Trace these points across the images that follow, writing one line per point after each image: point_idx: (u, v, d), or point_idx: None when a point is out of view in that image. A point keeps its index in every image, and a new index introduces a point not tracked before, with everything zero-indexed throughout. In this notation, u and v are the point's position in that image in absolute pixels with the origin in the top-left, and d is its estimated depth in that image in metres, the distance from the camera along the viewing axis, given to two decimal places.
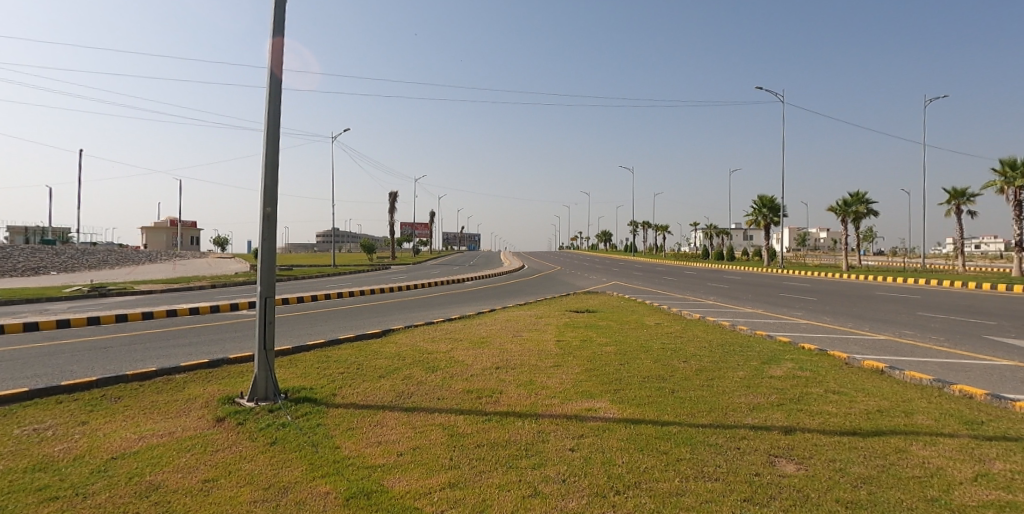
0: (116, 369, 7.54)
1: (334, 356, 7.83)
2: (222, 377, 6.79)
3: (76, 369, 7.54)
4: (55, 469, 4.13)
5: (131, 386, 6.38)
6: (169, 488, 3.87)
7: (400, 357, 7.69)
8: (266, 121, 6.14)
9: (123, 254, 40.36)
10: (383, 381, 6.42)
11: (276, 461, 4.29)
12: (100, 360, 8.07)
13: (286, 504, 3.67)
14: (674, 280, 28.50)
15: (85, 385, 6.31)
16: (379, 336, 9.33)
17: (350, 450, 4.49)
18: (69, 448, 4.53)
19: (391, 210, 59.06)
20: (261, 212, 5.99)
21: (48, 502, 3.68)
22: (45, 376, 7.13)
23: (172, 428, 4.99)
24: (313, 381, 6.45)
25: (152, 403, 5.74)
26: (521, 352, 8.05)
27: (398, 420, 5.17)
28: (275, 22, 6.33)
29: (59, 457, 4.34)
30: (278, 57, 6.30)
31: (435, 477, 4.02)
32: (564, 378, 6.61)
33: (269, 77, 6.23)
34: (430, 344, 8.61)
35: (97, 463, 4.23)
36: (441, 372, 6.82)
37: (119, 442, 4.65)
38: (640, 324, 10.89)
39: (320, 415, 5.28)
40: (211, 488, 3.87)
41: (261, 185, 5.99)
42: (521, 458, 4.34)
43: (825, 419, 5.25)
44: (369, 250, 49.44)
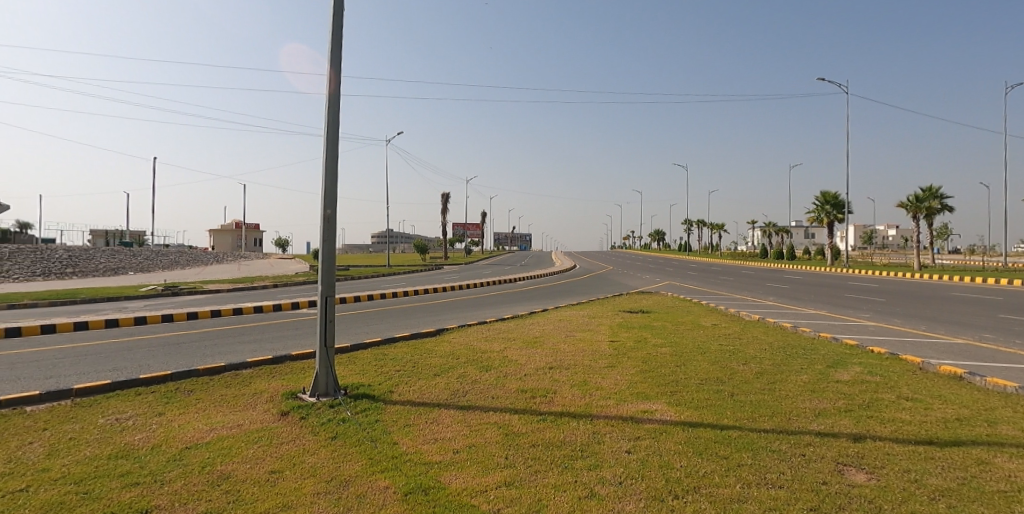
0: (189, 364, 7.96)
1: (390, 354, 8.00)
2: (285, 373, 7.06)
3: (152, 363, 8.01)
4: (135, 457, 4.39)
5: (203, 380, 6.74)
6: (239, 478, 4.04)
7: (454, 356, 7.77)
8: (325, 126, 6.34)
9: (193, 255, 42.45)
10: (438, 379, 6.51)
11: (337, 455, 4.42)
12: (173, 356, 8.55)
13: (348, 497, 3.76)
14: (731, 280, 27.62)
15: (161, 378, 6.69)
16: (433, 335, 9.46)
17: (407, 446, 4.58)
18: (147, 438, 4.80)
19: (443, 210, 59.77)
20: (321, 214, 6.19)
21: (130, 487, 3.90)
22: (125, 370, 7.62)
23: (240, 421, 5.22)
24: (370, 378, 6.61)
25: (221, 397, 6.02)
26: (574, 352, 8.00)
27: (453, 418, 5.22)
28: (333, 30, 6.52)
29: (138, 446, 4.62)
30: (336, 64, 6.49)
31: (491, 475, 4.04)
32: (618, 378, 6.52)
33: (329, 84, 6.42)
34: (483, 343, 8.66)
35: (172, 453, 4.46)
36: (495, 371, 6.85)
37: (192, 433, 4.90)
38: (696, 325, 10.63)
39: (378, 411, 5.40)
40: (277, 479, 4.02)
41: (322, 188, 6.19)
42: (576, 459, 4.30)
43: (898, 427, 4.97)
44: (422, 251, 50.07)
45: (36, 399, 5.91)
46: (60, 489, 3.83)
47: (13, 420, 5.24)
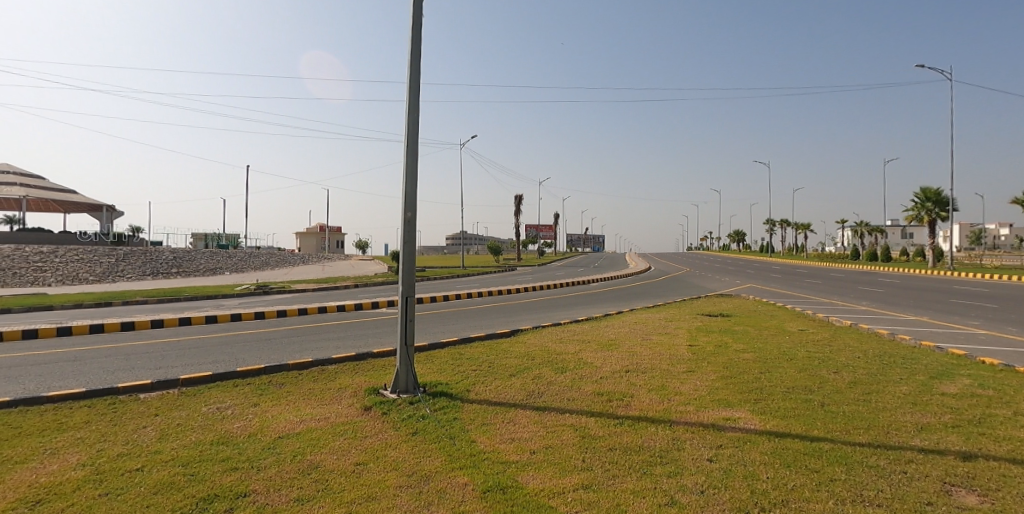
0: (278, 359, 8.44)
1: (467, 353, 8.15)
2: (368, 369, 7.35)
3: (246, 357, 8.56)
4: (234, 444, 4.71)
5: (293, 374, 7.13)
6: (327, 468, 4.25)
7: (529, 357, 7.80)
8: (405, 131, 6.55)
9: (282, 257, 45.05)
10: (514, 379, 6.57)
11: (418, 450, 4.55)
12: (265, 351, 9.09)
13: (428, 492, 3.87)
14: (819, 283, 26.07)
15: (256, 371, 7.14)
16: (508, 336, 9.54)
17: (485, 444, 4.64)
18: (244, 427, 5.13)
19: (516, 211, 60.19)
20: (402, 217, 6.40)
21: (231, 471, 4.19)
22: (223, 363, 8.18)
23: (327, 414, 5.49)
24: (448, 377, 6.76)
25: (309, 390, 6.35)
26: (652, 355, 7.83)
27: (529, 418, 5.25)
28: (412, 38, 6.74)
29: (237, 434, 4.95)
30: (416, 71, 6.69)
31: (568, 477, 4.03)
32: (698, 384, 6.32)
33: (409, 91, 6.64)
34: (558, 345, 8.65)
35: (267, 442, 4.75)
36: (570, 373, 6.83)
37: (284, 424, 5.20)
38: (782, 330, 10.12)
39: (456, 409, 5.52)
40: (362, 471, 4.20)
41: (402, 192, 6.40)
42: (656, 465, 4.21)
43: (1016, 446, 4.51)
44: (496, 252, 50.63)
45: (148, 387, 6.46)
46: (170, 470, 4.16)
47: (129, 406, 5.75)
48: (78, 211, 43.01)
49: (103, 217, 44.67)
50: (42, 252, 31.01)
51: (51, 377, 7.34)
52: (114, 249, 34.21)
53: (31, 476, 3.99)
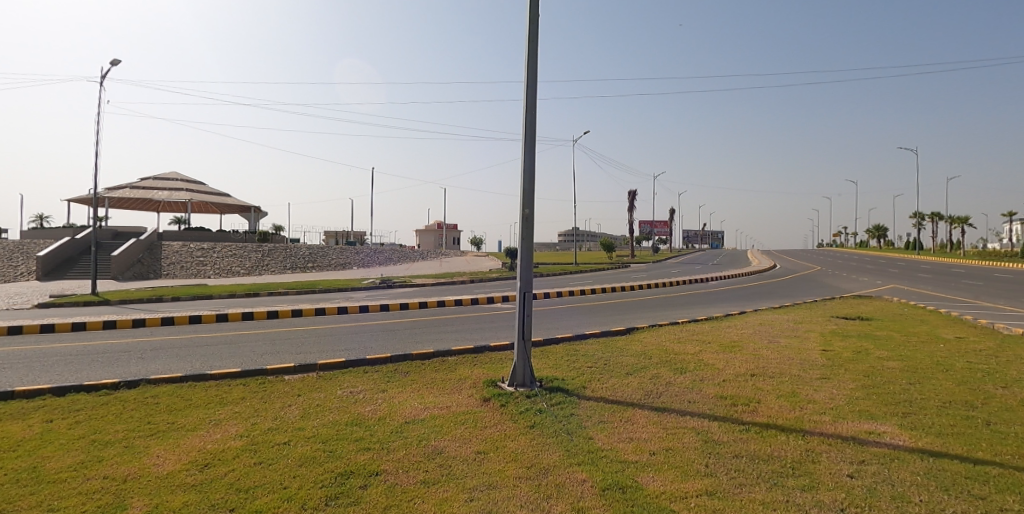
0: (402, 348, 8.96)
1: (582, 350, 8.14)
2: (485, 362, 7.59)
3: (373, 346, 9.18)
4: (366, 425, 5.08)
5: (416, 363, 7.54)
6: (451, 454, 4.45)
7: (645, 356, 7.62)
8: (523, 130, 6.66)
9: (404, 252, 47.70)
10: (631, 378, 6.46)
11: (536, 443, 4.62)
12: (390, 341, 9.69)
13: (547, 485, 3.92)
14: (981, 285, 22.86)
15: (383, 359, 7.64)
16: (623, 334, 9.39)
17: (603, 442, 4.61)
18: (374, 410, 5.51)
19: (629, 207, 58.96)
20: (520, 214, 6.52)
21: (364, 451, 4.51)
22: (354, 350, 8.84)
23: (449, 402, 5.74)
24: (563, 373, 6.79)
25: (432, 379, 6.68)
26: (779, 360, 7.32)
27: (648, 419, 5.13)
28: (529, 37, 6.83)
29: (369, 416, 5.33)
30: (533, 70, 6.78)
31: (690, 481, 3.90)
32: (834, 393, 5.82)
33: (526, 90, 6.74)
34: (676, 344, 8.37)
35: (395, 426, 5.07)
36: (690, 374, 6.58)
37: (410, 409, 5.52)
38: (935, 337, 9.02)
39: (572, 405, 5.53)
40: (483, 460, 4.34)
41: (520, 189, 6.52)
42: (787, 476, 3.94)
43: None
44: (609, 249, 49.93)
45: (292, 369, 7.14)
46: (312, 446, 4.56)
47: (277, 386, 6.40)
48: (231, 212, 48.49)
49: (251, 217, 50.01)
50: (203, 248, 35.31)
51: (213, 358, 8.35)
52: (260, 245, 38.14)
53: (200, 442, 4.55)
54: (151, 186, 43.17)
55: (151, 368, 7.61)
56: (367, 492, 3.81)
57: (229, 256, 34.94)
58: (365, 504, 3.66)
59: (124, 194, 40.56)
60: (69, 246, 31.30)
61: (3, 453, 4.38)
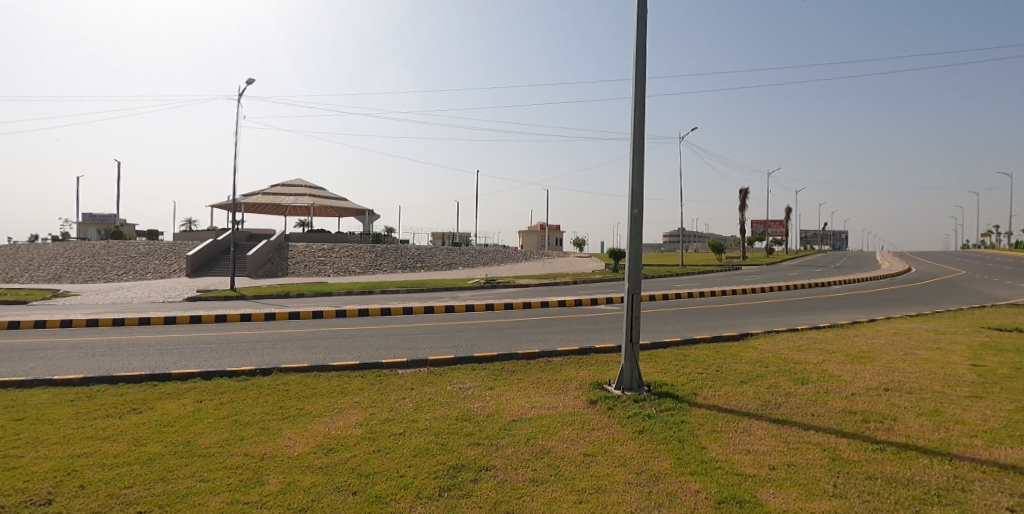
0: (508, 347, 9.12)
1: (692, 355, 7.83)
2: (591, 364, 7.53)
3: (480, 344, 9.42)
4: (476, 421, 5.21)
5: (522, 363, 7.64)
6: (559, 455, 4.45)
7: (761, 364, 7.18)
8: (632, 128, 6.54)
9: (508, 253, 48.50)
10: (746, 387, 6.11)
11: (645, 449, 4.51)
12: (495, 339, 9.91)
13: (658, 492, 3.80)
14: None
15: (490, 357, 7.82)
16: (736, 340, 8.92)
17: (718, 452, 4.39)
18: (483, 407, 5.64)
19: (741, 207, 55.91)
20: (628, 214, 6.40)
21: (475, 445, 4.62)
22: (461, 347, 9.13)
23: (555, 403, 5.76)
24: (673, 378, 6.57)
25: (538, 379, 6.73)
26: (919, 374, 6.60)
27: (766, 430, 4.83)
28: (638, 33, 6.68)
29: (478, 412, 5.47)
30: (642, 68, 6.62)
31: (816, 501, 3.61)
32: (988, 414, 5.14)
33: (635, 88, 6.60)
34: (796, 353, 7.81)
35: (504, 423, 5.16)
36: (813, 386, 6.12)
37: (518, 408, 5.60)
38: None
39: (683, 412, 5.33)
40: (591, 462, 4.30)
41: (629, 190, 6.41)
42: (932, 504, 3.53)
43: None
44: (718, 250, 47.65)
45: (406, 364, 7.50)
46: (426, 438, 4.75)
47: (392, 379, 6.75)
48: (348, 215, 51.88)
49: (366, 220, 53.18)
50: (324, 248, 38.09)
51: (335, 350, 8.98)
52: (374, 246, 40.49)
53: (326, 428, 4.90)
54: (280, 192, 47.24)
55: (281, 358, 8.31)
56: (478, 486, 3.89)
57: (347, 256, 37.41)
58: (477, 497, 3.74)
59: (258, 199, 44.74)
60: (212, 247, 35.08)
61: (164, 427, 4.98)
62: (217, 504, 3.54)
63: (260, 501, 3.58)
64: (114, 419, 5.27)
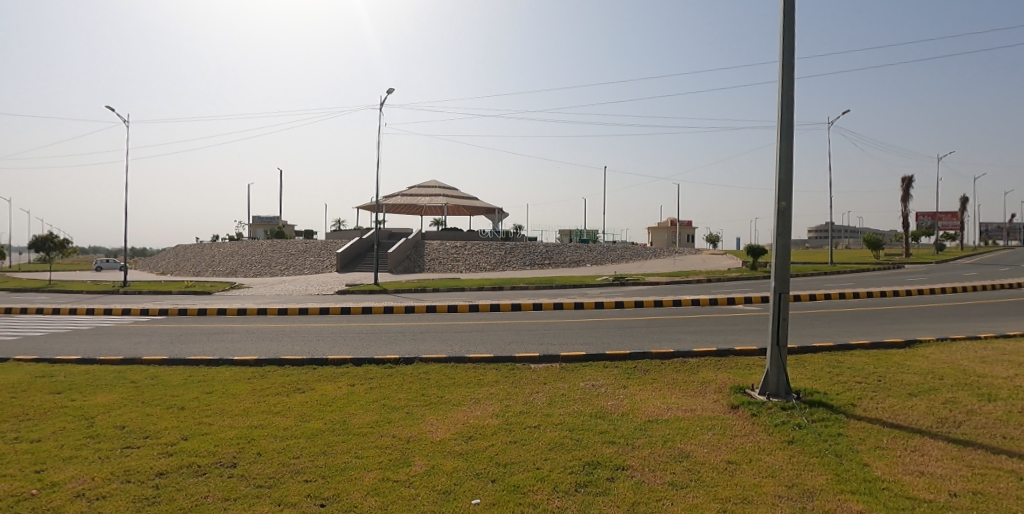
0: (639, 346, 8.89)
1: (847, 361, 7.09)
2: (731, 366, 7.10)
3: (610, 342, 9.28)
4: (610, 419, 5.13)
5: (655, 363, 7.41)
6: (698, 460, 4.24)
7: (935, 375, 6.31)
8: (778, 114, 6.06)
9: (637, 249, 47.31)
10: (916, 400, 5.40)
11: (796, 461, 4.15)
12: (626, 338, 9.71)
13: (813, 510, 3.48)
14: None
15: (622, 356, 7.68)
16: (903, 347, 7.93)
17: (882, 471, 3.92)
18: (617, 405, 5.54)
19: (905, 198, 49.59)
20: (775, 207, 5.94)
21: (609, 444, 4.54)
22: (591, 345, 9.06)
23: (692, 406, 5.51)
24: (825, 386, 5.99)
25: (673, 380, 6.48)
26: None
27: (944, 451, 4.23)
28: (786, 10, 6.16)
29: (612, 410, 5.38)
30: (789, 48, 6.10)
31: None
32: None
33: (782, 71, 6.10)
34: (979, 365, 6.75)
35: (638, 423, 5.02)
36: (1004, 404, 5.24)
37: (653, 408, 5.43)
38: None
39: (840, 424, 4.83)
40: (734, 471, 4.04)
41: (776, 181, 5.95)
42: None
43: None
44: (876, 247, 42.70)
45: (537, 358, 7.60)
46: (560, 432, 4.76)
47: (525, 372, 6.86)
48: (478, 214, 53.74)
49: (495, 218, 54.74)
50: (457, 246, 39.82)
51: (470, 343, 9.34)
52: (503, 243, 41.56)
53: (464, 417, 5.10)
54: (418, 193, 50.19)
55: (421, 348, 8.81)
56: (614, 485, 3.82)
57: (477, 254, 38.81)
58: (614, 496, 3.67)
59: (397, 200, 47.95)
60: (358, 245, 38.21)
61: (324, 406, 5.49)
62: (370, 480, 3.82)
63: (408, 480, 3.81)
64: (282, 397, 5.91)
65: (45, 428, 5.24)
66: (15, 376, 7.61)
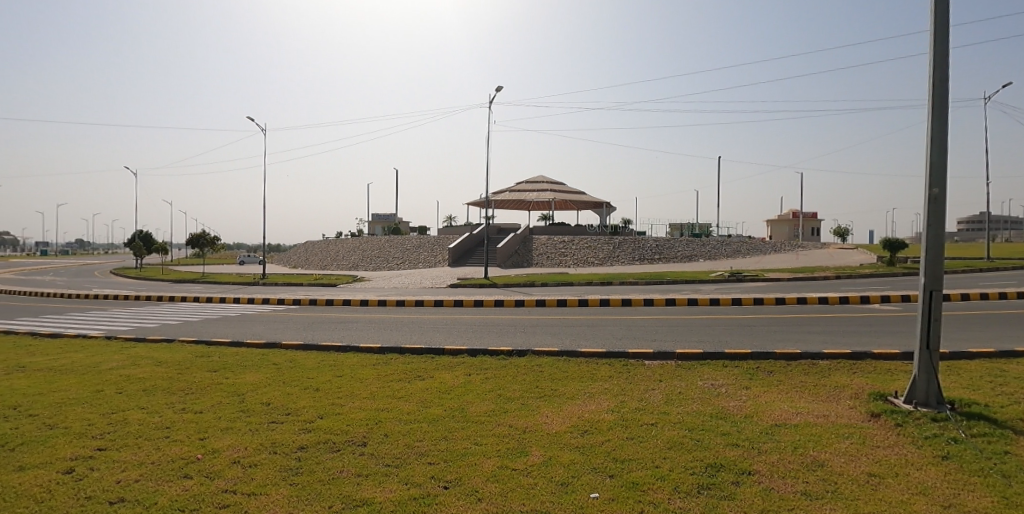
0: (761, 345, 8.37)
1: (1013, 370, 6.21)
2: (868, 371, 6.48)
3: (728, 340, 8.83)
4: (732, 421, 4.87)
5: (780, 364, 6.94)
6: (834, 470, 3.91)
7: None
8: (929, 90, 5.41)
9: (755, 244, 44.57)
10: None
11: (953, 479, 3.70)
12: (746, 336, 9.19)
13: None
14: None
15: (742, 355, 7.28)
16: None
17: None
18: (739, 407, 5.25)
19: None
20: (925, 194, 5.32)
21: (733, 447, 4.31)
22: (708, 343, 8.67)
23: (825, 412, 5.09)
24: (987, 397, 5.28)
25: (802, 383, 6.03)
26: None
27: None
28: None
29: (734, 412, 5.11)
30: (943, 14, 5.43)
31: None
32: None
33: (934, 41, 5.44)
34: None
35: (764, 426, 4.73)
36: None
37: (779, 412, 5.08)
38: None
39: (1007, 441, 4.23)
40: (878, 484, 3.68)
41: (927, 165, 5.33)
42: None
43: None
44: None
45: (652, 355, 7.41)
46: (679, 431, 4.59)
47: (639, 369, 6.72)
48: (586, 208, 53.33)
49: (603, 212, 54.06)
50: (564, 240, 39.80)
51: (581, 337, 9.31)
52: (611, 238, 40.90)
53: (579, 410, 5.08)
54: (525, 189, 50.78)
55: (533, 341, 8.92)
56: (740, 490, 3.62)
57: (585, 248, 38.55)
58: (740, 501, 3.49)
59: (505, 196, 48.91)
60: (469, 240, 39.42)
61: (444, 394, 5.72)
62: (490, 466, 3.92)
63: (525, 469, 3.87)
64: (405, 383, 6.23)
65: (206, 401, 5.93)
66: (180, 355, 8.68)
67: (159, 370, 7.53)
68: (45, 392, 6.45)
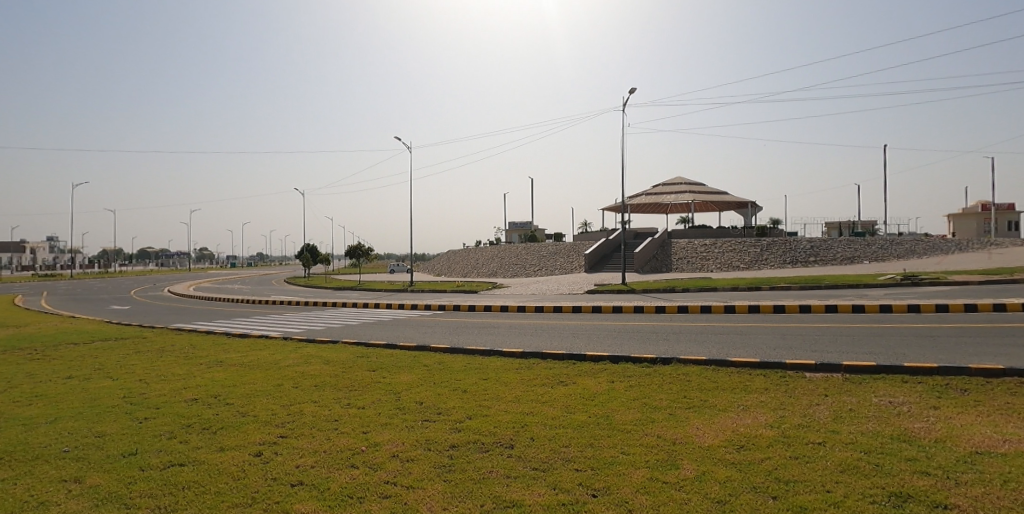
0: (950, 359, 7.25)
1: None
2: None
3: (907, 352, 7.77)
4: (918, 445, 4.26)
5: (977, 381, 5.95)
6: None
7: None
8: None
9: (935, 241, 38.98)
10: None
11: None
12: (930, 348, 8.01)
13: None
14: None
15: (927, 369, 6.36)
16: None
17: None
18: (927, 429, 4.58)
19: None
20: None
21: (922, 475, 3.75)
22: (881, 354, 7.69)
23: None
24: None
25: (1009, 405, 5.11)
26: None
27: None
28: None
29: (920, 435, 4.46)
30: None
31: None
32: None
33: None
34: None
35: (961, 453, 4.07)
36: None
37: (981, 437, 4.35)
38: None
39: None
40: None
41: None
42: None
43: None
44: None
45: (814, 367, 6.73)
46: (853, 453, 4.11)
47: (799, 381, 6.15)
48: (729, 209, 50.29)
49: (748, 213, 50.66)
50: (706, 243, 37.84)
51: (729, 345, 8.76)
52: (758, 240, 38.13)
53: (733, 424, 4.76)
54: (663, 192, 49.14)
55: (677, 349, 8.56)
56: None
57: (729, 251, 36.31)
58: None
59: (642, 200, 47.90)
60: (604, 245, 39.04)
61: (587, 400, 5.67)
62: (639, 477, 3.81)
63: (678, 483, 3.69)
64: (549, 388, 6.30)
65: (367, 398, 6.46)
66: (344, 355, 9.57)
67: (327, 368, 8.35)
68: (238, 384, 7.44)
